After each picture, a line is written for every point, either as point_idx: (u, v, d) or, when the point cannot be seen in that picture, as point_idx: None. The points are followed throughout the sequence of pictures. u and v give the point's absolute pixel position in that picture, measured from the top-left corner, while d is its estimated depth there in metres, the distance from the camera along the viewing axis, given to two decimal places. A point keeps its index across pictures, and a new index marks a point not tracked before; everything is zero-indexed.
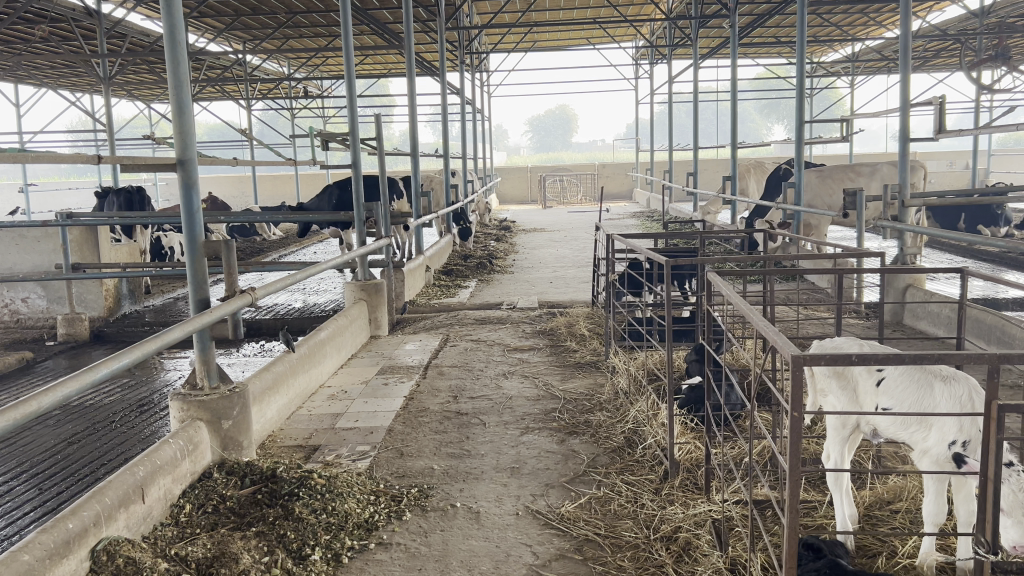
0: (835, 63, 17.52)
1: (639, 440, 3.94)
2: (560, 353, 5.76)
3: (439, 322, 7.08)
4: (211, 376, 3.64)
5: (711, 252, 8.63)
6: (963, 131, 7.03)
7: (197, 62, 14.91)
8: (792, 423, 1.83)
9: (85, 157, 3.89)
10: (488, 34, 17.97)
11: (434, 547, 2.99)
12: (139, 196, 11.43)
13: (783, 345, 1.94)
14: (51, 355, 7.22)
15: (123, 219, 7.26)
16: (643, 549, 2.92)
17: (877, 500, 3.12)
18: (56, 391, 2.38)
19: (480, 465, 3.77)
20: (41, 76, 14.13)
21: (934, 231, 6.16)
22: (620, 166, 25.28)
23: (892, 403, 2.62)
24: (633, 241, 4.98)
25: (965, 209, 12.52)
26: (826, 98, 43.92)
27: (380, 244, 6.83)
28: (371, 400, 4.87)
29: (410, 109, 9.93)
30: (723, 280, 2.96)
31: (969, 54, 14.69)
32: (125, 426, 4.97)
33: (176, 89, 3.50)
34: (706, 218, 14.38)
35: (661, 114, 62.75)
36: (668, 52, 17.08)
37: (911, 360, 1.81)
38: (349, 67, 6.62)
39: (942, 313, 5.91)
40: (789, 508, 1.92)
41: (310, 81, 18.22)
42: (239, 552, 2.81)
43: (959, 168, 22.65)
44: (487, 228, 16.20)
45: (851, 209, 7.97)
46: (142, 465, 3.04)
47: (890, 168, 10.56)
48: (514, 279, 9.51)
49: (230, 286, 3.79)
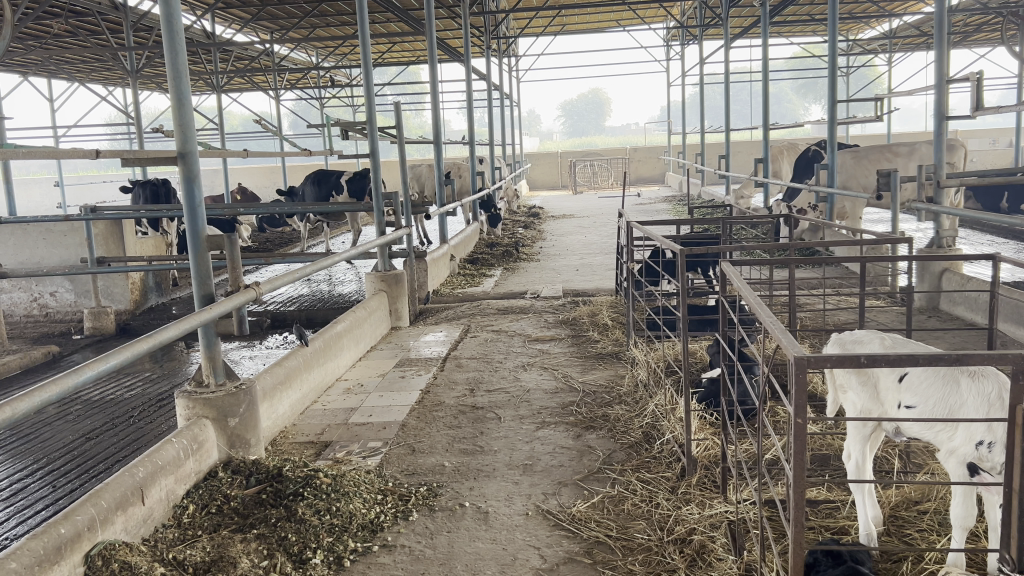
0: (871, 40, 17.09)
1: (658, 435, 3.82)
2: (582, 344, 5.64)
3: (462, 312, 6.99)
4: (217, 373, 3.58)
5: (740, 236, 8.47)
6: (1003, 108, 6.70)
7: (225, 53, 14.92)
8: (795, 430, 1.69)
9: (86, 151, 3.83)
10: (516, 19, 17.85)
11: (439, 549, 2.91)
12: (165, 188, 11.47)
13: (788, 343, 1.79)
14: (78, 349, 7.26)
15: (147, 212, 7.24)
16: (656, 552, 2.81)
17: (904, 500, 2.95)
18: (34, 396, 2.21)
19: (493, 462, 3.67)
20: (72, 71, 14.25)
21: (971, 214, 5.91)
22: (653, 150, 25.04)
23: (915, 400, 2.48)
24: (651, 230, 4.80)
25: (1008, 188, 12.14)
26: (864, 77, 43.21)
27: (399, 234, 6.72)
28: (388, 393, 4.79)
29: (431, 94, 9.67)
30: (736, 271, 2.80)
31: (1012, 29, 14.26)
32: (144, 420, 4.94)
33: (176, 82, 3.45)
34: (739, 201, 14.17)
35: (694, 95, 61.92)
36: (700, 32, 16.79)
37: (926, 361, 1.65)
38: (365, 53, 6.44)
39: (980, 300, 5.69)
40: (794, 520, 1.78)
41: (339, 70, 18.23)
42: (238, 556, 2.75)
43: (1002, 145, 21.94)
44: (517, 214, 16.11)
45: (884, 191, 7.72)
46: (143, 465, 2.97)
47: (928, 147, 10.24)
48: (541, 267, 9.40)
49: (235, 280, 3.73)
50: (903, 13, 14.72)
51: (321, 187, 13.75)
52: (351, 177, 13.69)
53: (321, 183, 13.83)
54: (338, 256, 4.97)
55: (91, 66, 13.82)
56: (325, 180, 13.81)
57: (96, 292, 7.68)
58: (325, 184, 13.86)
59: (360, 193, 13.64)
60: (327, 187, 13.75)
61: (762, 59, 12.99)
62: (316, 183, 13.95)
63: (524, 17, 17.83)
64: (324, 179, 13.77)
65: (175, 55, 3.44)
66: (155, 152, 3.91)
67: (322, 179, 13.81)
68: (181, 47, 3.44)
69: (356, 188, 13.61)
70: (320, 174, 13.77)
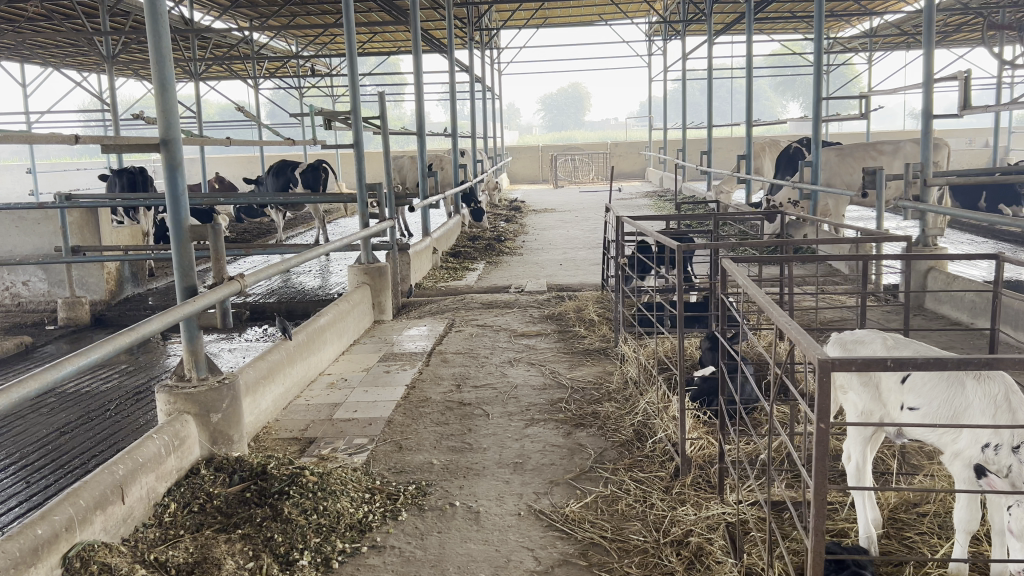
0: (852, 38, 17.15)
1: (650, 434, 3.76)
2: (568, 339, 5.59)
3: (446, 306, 6.91)
4: (199, 367, 3.47)
5: (725, 232, 8.45)
6: (990, 108, 6.69)
7: (204, 40, 14.69)
8: (817, 437, 1.63)
9: (64, 136, 3.70)
10: (498, 11, 17.75)
11: (430, 551, 2.83)
12: (142, 176, 11.27)
13: (809, 346, 1.73)
14: (52, 340, 7.08)
15: (125, 201, 7.08)
16: (652, 555, 2.75)
17: (903, 502, 2.92)
18: (9, 394, 2.09)
19: (482, 460, 3.59)
20: (45, 57, 13.96)
21: (957, 214, 5.91)
22: (633, 145, 25.07)
23: (919, 402, 2.40)
24: (642, 224, 4.73)
25: (986, 188, 12.26)
26: (843, 75, 43.50)
27: (383, 226, 6.60)
28: (372, 388, 4.71)
29: (414, 84, 9.51)
30: (738, 268, 2.75)
31: (990, 29, 14.38)
32: (121, 414, 4.81)
33: (159, 66, 3.34)
34: (720, 197, 14.19)
35: (674, 91, 62.07)
36: (683, 28, 16.75)
37: (953, 366, 1.59)
38: (350, 41, 6.26)
39: (965, 299, 5.69)
40: (814, 528, 1.70)
41: (319, 60, 18.00)
42: (222, 557, 2.66)
43: (980, 145, 22.14)
44: (498, 207, 16.05)
45: (870, 188, 7.70)
46: (122, 463, 2.86)
47: (912, 146, 10.27)
48: (524, 262, 9.33)
49: (218, 272, 3.62)
50: (885, 12, 14.74)
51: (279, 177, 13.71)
52: (305, 169, 13.64)
53: (278, 173, 13.78)
54: (323, 248, 4.86)
55: (65, 51, 13.53)
56: (287, 171, 13.75)
57: (71, 282, 7.51)
58: (284, 174, 13.81)
59: (314, 185, 13.58)
60: (286, 178, 13.71)
61: (746, 57, 12.98)
62: (276, 173, 13.93)
63: (507, 10, 17.75)
64: (283, 171, 13.75)
65: (159, 40, 3.33)
66: (135, 139, 3.78)
67: (280, 170, 13.78)
68: (165, 31, 3.33)
69: (309, 180, 13.54)
70: (277, 165, 13.74)
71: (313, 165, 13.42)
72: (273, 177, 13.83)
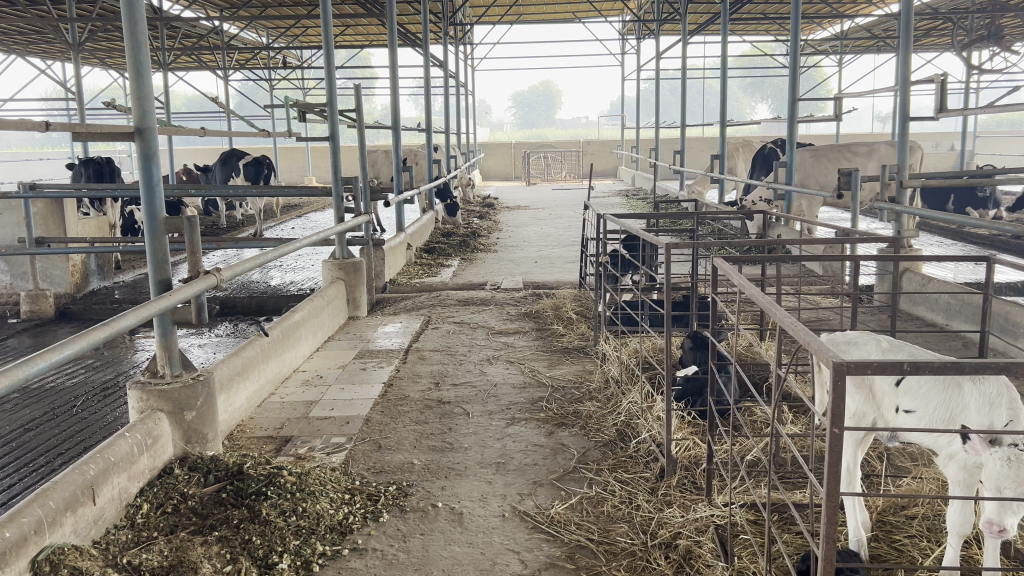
0: (824, 41, 17.29)
1: (633, 433, 3.72)
2: (548, 337, 5.54)
3: (422, 303, 6.81)
4: (173, 363, 3.36)
5: (702, 232, 8.45)
6: (965, 111, 6.72)
7: (172, 29, 14.44)
8: (830, 443, 1.58)
9: (32, 122, 3.56)
10: (471, 7, 17.67)
11: (413, 554, 2.76)
12: (109, 166, 11.05)
13: (819, 348, 1.68)
14: (14, 334, 6.90)
15: (90, 193, 6.89)
16: (641, 558, 2.70)
17: (891, 504, 2.90)
18: None
19: (464, 461, 3.52)
20: (8, 42, 13.63)
21: (929, 213, 5.96)
22: (606, 143, 25.10)
23: (915, 405, 2.39)
24: (624, 222, 4.66)
25: (954, 191, 12.43)
26: (812, 78, 43.99)
27: (358, 220, 6.48)
28: (348, 385, 4.62)
29: (388, 77, 9.35)
30: (730, 266, 2.71)
31: (960, 34, 14.58)
32: (87, 411, 4.66)
33: (135, 53, 3.22)
34: (693, 196, 14.26)
35: (647, 91, 62.33)
36: (657, 26, 16.80)
37: (970, 370, 1.55)
38: (326, 31, 6.09)
39: (939, 300, 5.74)
40: (827, 532, 1.65)
41: (289, 52, 17.77)
42: (198, 561, 2.57)
43: (947, 148, 22.47)
44: (471, 204, 15.98)
45: (845, 189, 7.69)
46: (93, 463, 2.76)
47: (887, 148, 10.36)
48: (499, 259, 9.27)
49: (194, 265, 3.51)
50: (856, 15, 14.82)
51: (227, 164, 13.63)
52: (249, 160, 13.51)
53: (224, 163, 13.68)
54: (298, 241, 4.75)
55: (29, 38, 13.23)
56: (235, 162, 13.58)
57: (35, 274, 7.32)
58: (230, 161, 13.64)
59: (255, 178, 13.43)
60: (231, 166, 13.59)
61: (721, 57, 12.99)
62: (223, 162, 13.77)
63: (480, 6, 17.66)
64: (228, 159, 13.61)
65: (133, 28, 3.21)
66: (105, 126, 3.64)
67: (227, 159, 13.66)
68: (140, 16, 3.21)
69: (250, 174, 13.40)
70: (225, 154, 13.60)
71: (257, 158, 13.28)
72: (220, 167, 13.72)
